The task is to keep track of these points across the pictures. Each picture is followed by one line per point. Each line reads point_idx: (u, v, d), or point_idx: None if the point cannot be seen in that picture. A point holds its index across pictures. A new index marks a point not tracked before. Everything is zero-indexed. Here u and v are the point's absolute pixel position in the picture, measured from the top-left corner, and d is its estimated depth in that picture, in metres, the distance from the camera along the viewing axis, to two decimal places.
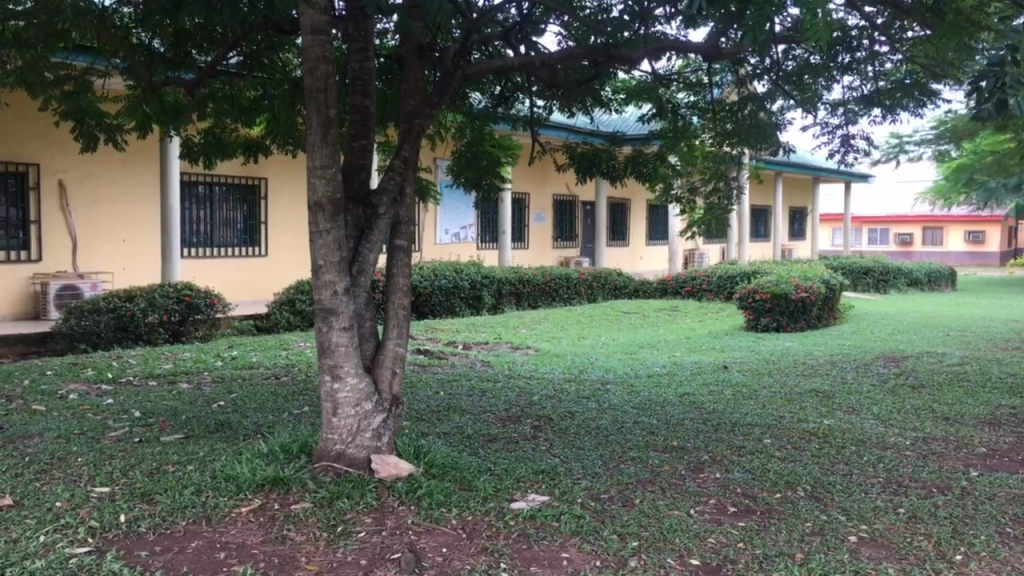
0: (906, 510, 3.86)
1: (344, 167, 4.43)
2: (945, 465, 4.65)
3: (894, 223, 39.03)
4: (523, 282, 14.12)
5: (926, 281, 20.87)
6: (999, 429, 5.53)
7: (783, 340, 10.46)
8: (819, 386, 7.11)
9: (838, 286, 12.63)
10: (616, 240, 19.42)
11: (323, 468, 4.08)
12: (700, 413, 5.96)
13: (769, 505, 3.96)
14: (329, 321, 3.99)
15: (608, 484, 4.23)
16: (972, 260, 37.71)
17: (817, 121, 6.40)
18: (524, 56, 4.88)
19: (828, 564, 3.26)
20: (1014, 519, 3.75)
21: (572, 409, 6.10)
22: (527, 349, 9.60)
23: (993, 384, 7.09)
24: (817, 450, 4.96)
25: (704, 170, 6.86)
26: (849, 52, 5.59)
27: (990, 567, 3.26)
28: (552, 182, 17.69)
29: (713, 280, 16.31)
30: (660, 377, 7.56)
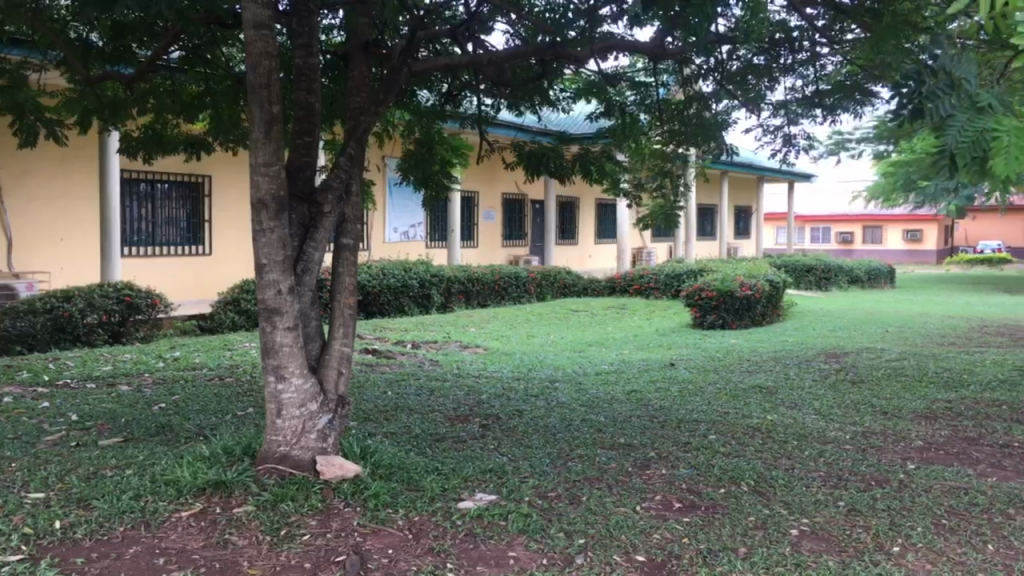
0: (846, 503, 3.94)
1: (289, 164, 4.36)
2: (884, 458, 4.76)
3: (836, 221, 39.93)
4: (472, 280, 14.09)
5: (866, 278, 21.36)
6: (935, 422, 5.68)
7: (729, 337, 10.63)
8: (763, 382, 7.23)
9: (781, 284, 12.86)
10: (565, 238, 19.50)
11: (267, 470, 4.00)
12: (647, 410, 6.02)
13: (713, 500, 4.02)
14: (273, 321, 3.93)
15: (555, 482, 4.25)
16: (911, 258, 38.73)
17: (760, 122, 6.51)
18: (470, 54, 4.86)
19: (769, 557, 3.31)
20: (950, 511, 3.86)
21: (520, 407, 6.11)
22: (476, 348, 9.59)
23: (930, 378, 7.28)
24: (762, 444, 5.04)
25: (651, 169, 6.91)
26: (791, 53, 5.70)
27: (927, 558, 3.34)
28: (500, 180, 17.69)
29: (661, 278, 16.47)
30: (608, 374, 7.61)
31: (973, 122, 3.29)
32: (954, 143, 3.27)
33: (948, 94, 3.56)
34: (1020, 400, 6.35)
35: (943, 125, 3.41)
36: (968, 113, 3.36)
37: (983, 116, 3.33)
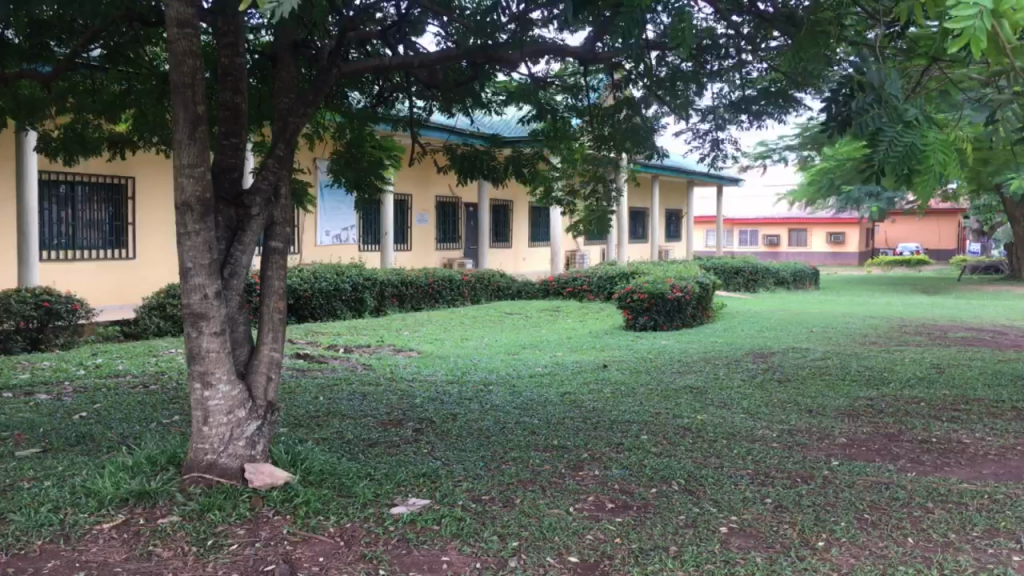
0: (773, 500, 4.03)
1: (215, 166, 4.26)
2: (809, 455, 4.88)
3: (763, 224, 40.89)
4: (405, 283, 14.00)
5: (792, 280, 21.90)
6: (857, 419, 5.85)
7: (660, 338, 10.78)
8: (693, 382, 7.35)
9: (711, 285, 13.11)
10: (499, 241, 19.52)
11: (193, 479, 3.90)
12: (581, 411, 6.07)
13: (645, 500, 4.06)
14: (199, 326, 3.83)
15: (489, 485, 4.24)
16: (834, 260, 39.90)
17: (689, 127, 6.62)
18: (402, 56, 4.84)
19: (699, 555, 3.36)
20: (871, 505, 3.97)
21: (453, 411, 6.09)
22: (410, 352, 9.53)
23: (852, 376, 7.51)
24: (691, 444, 5.13)
25: (584, 173, 6.97)
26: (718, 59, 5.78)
27: (850, 552, 3.43)
28: (433, 183, 17.61)
29: (593, 281, 16.62)
30: (542, 377, 7.64)
31: (892, 138, 3.38)
32: (885, 156, 3.48)
33: (864, 103, 3.67)
34: (936, 397, 6.59)
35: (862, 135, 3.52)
36: (892, 126, 3.47)
37: (907, 130, 3.44)
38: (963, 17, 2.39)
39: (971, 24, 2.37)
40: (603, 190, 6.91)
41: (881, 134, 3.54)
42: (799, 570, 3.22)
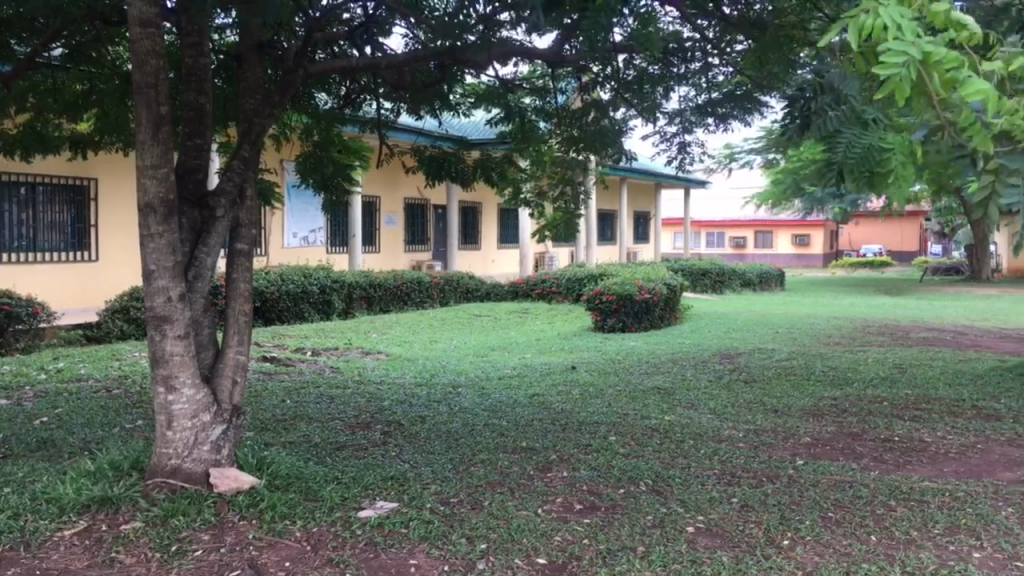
0: (739, 499, 4.07)
1: (179, 167, 4.21)
2: (775, 455, 4.93)
3: (729, 226, 41.27)
4: (374, 286, 13.93)
5: (758, 281, 22.12)
6: (822, 419, 5.93)
7: (628, 339, 10.84)
8: (661, 383, 7.40)
9: (678, 287, 13.20)
10: (467, 243, 19.49)
11: (156, 485, 3.84)
12: (549, 413, 6.08)
13: (613, 500, 4.08)
14: (162, 330, 3.78)
15: (457, 487, 4.23)
16: (800, 262, 40.38)
17: (656, 129, 6.66)
18: (369, 56, 4.83)
19: (667, 555, 3.38)
20: (835, 504, 4.03)
21: (422, 413, 6.07)
22: (378, 354, 9.48)
23: (816, 376, 7.61)
24: (659, 444, 5.16)
25: (553, 176, 6.99)
26: (684, 62, 5.81)
27: (815, 550, 3.47)
28: (401, 185, 17.54)
29: (562, 282, 16.66)
30: (511, 378, 7.65)
31: (854, 142, 3.43)
32: (852, 156, 3.41)
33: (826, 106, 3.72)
34: (898, 396, 6.70)
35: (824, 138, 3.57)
36: (862, 127, 3.50)
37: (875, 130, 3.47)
38: (893, 60, 2.41)
39: (896, 74, 2.39)
40: (572, 192, 6.94)
41: (843, 138, 3.59)
42: (766, 568, 3.25)
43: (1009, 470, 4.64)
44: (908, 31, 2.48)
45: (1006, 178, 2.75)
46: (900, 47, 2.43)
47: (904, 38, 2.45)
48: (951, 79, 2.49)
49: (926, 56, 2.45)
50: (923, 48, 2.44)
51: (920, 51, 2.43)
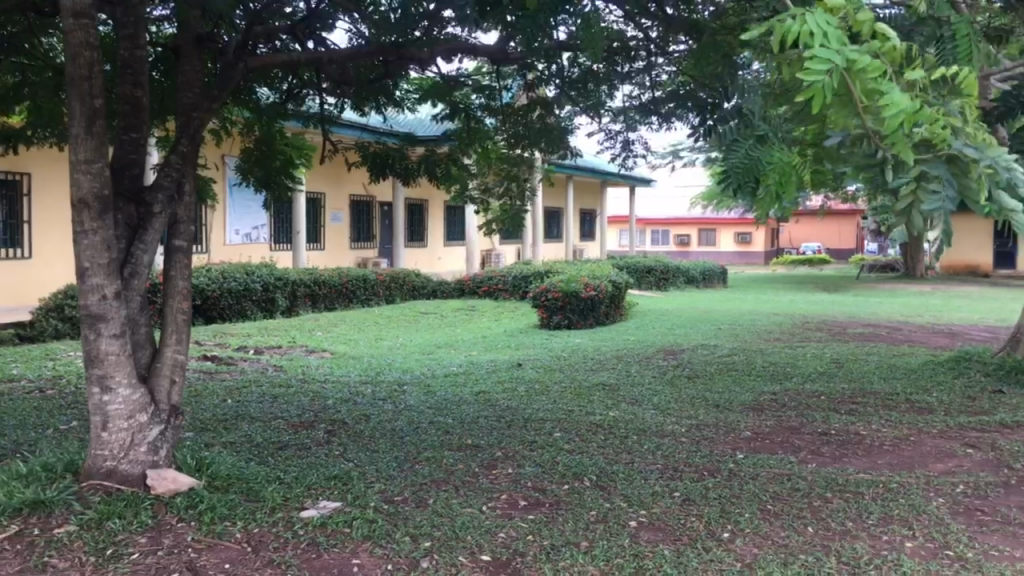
0: (681, 494, 4.12)
1: (114, 162, 4.11)
2: (716, 449, 5.01)
3: (674, 224, 41.77)
4: (318, 283, 13.77)
5: (701, 278, 22.41)
6: (762, 413, 6.03)
7: (574, 336, 10.91)
8: (606, 379, 7.46)
9: (623, 284, 13.32)
10: (413, 240, 19.39)
11: (91, 487, 3.74)
12: (494, 410, 6.08)
13: (557, 496, 4.10)
14: (97, 328, 3.69)
15: (402, 486, 4.21)
16: (742, 260, 41.08)
17: (600, 127, 6.71)
18: (311, 51, 4.80)
19: (610, 549, 3.41)
20: (774, 496, 4.11)
21: (367, 411, 6.03)
22: (323, 352, 9.38)
23: (757, 372, 7.75)
24: (603, 440, 5.20)
25: (498, 173, 7.00)
26: (627, 62, 5.87)
27: (753, 542, 3.53)
28: (346, 182, 17.37)
29: (508, 280, 16.67)
30: (457, 376, 7.64)
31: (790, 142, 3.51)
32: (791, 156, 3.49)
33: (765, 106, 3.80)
34: (835, 390, 6.86)
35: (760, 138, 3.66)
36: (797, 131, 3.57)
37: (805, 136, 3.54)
38: (816, 68, 2.62)
39: (818, 81, 2.60)
40: (517, 189, 6.99)
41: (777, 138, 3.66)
42: (706, 561, 3.30)
43: (940, 462, 4.78)
44: (832, 41, 2.72)
45: (926, 186, 2.62)
46: (826, 53, 2.66)
47: (830, 46, 2.69)
48: (871, 87, 2.65)
49: (850, 63, 2.66)
50: (846, 56, 2.65)
51: (843, 58, 2.65)
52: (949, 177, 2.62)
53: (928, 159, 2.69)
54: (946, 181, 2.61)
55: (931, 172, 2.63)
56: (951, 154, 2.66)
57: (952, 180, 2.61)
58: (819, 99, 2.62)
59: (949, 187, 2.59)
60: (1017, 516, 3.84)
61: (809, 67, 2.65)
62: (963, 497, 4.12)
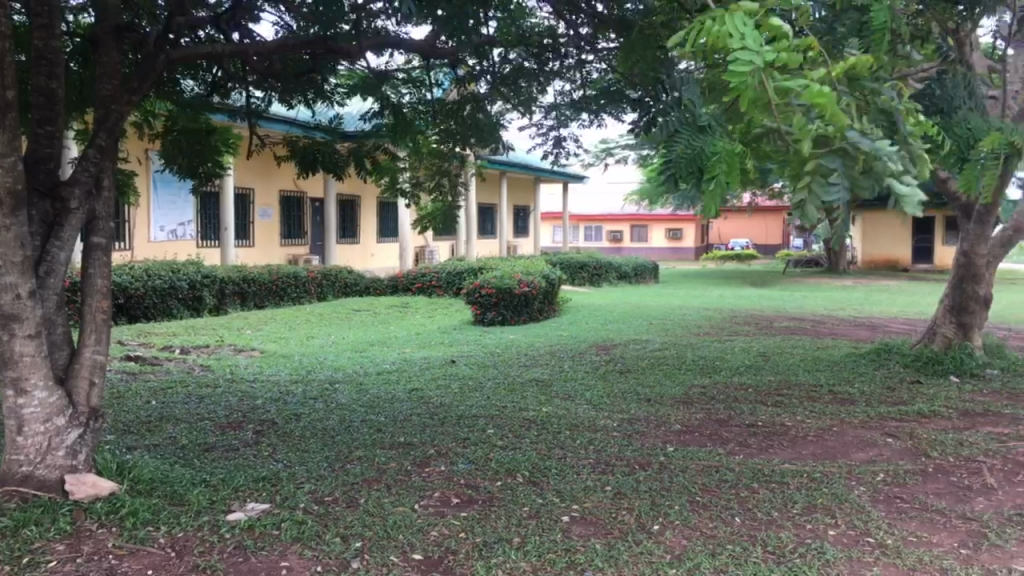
0: (613, 487, 4.16)
1: (28, 156, 3.94)
2: (646, 443, 5.07)
3: (607, 220, 42.17)
4: (247, 281, 13.51)
5: (634, 274, 22.67)
6: (691, 407, 6.13)
7: (508, 332, 10.92)
8: (539, 375, 7.48)
9: (557, 280, 13.40)
10: (345, 237, 19.15)
11: (5, 494, 3.59)
12: (427, 407, 6.05)
13: (489, 493, 4.09)
14: (10, 329, 3.54)
15: (332, 486, 4.15)
16: (673, 256, 41.73)
17: (532, 123, 6.72)
18: (237, 43, 4.67)
19: (542, 545, 3.42)
20: (703, 488, 4.17)
21: (297, 411, 5.93)
22: (252, 351, 9.20)
23: (687, 366, 7.88)
24: (536, 436, 5.21)
25: (429, 168, 7.00)
26: (556, 58, 5.86)
27: (683, 534, 3.58)
28: (275, 176, 17.05)
29: (442, 276, 16.60)
30: (390, 373, 7.57)
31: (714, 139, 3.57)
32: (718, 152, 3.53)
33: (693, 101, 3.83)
34: (761, 382, 7.02)
35: (688, 134, 3.70)
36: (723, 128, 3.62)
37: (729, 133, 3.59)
38: (741, 67, 2.65)
39: (746, 80, 2.63)
40: (448, 183, 7.04)
41: (704, 134, 3.68)
42: (636, 554, 3.34)
43: (861, 451, 4.92)
44: (749, 40, 2.72)
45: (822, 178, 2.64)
46: (747, 55, 2.69)
47: (750, 47, 2.70)
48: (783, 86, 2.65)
49: (770, 63, 2.69)
50: (767, 55, 2.69)
51: (763, 57, 2.68)
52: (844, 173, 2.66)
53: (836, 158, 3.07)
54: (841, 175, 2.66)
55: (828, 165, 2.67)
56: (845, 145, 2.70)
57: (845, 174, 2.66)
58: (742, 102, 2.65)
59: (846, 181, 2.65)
60: (934, 503, 3.98)
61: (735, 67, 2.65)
62: (882, 485, 4.25)
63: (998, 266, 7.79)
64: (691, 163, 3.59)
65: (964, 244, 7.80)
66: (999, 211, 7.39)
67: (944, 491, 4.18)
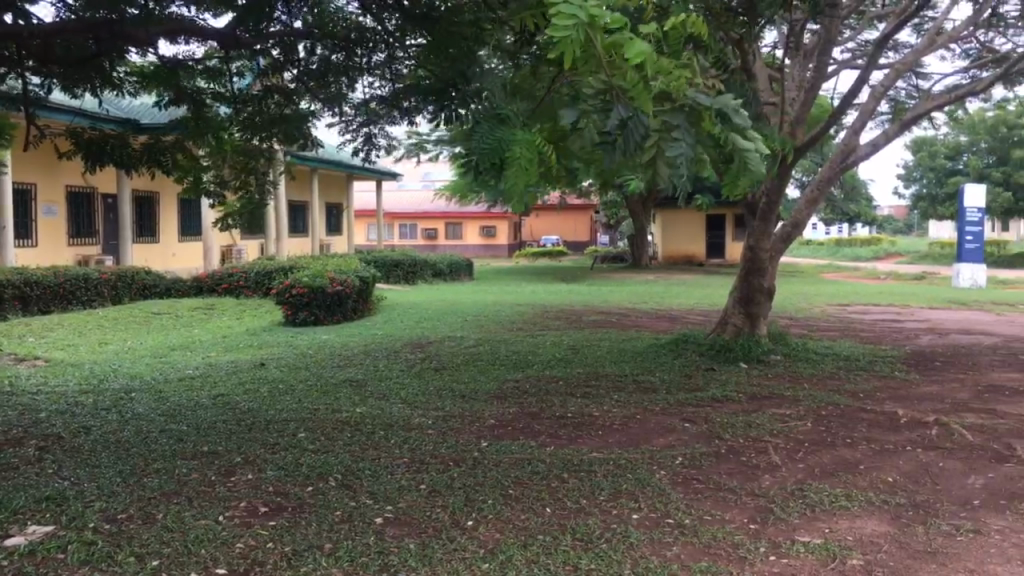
0: (427, 486, 4.14)
1: None
2: (461, 439, 5.08)
3: (421, 218, 42.17)
4: (30, 283, 12.39)
5: (449, 271, 22.76)
6: (506, 401, 6.21)
7: (320, 333, 10.66)
8: (353, 375, 7.34)
9: (371, 279, 13.21)
10: (143, 236, 17.97)
11: None
12: (234, 413, 5.77)
13: (301, 499, 3.96)
14: None
15: (126, 502, 3.86)
16: (487, 253, 42.36)
17: (341, 118, 6.55)
18: (8, 24, 4.29)
19: (354, 549, 3.35)
20: (515, 481, 4.23)
21: (87, 423, 5.48)
22: (35, 360, 8.44)
23: (501, 361, 8.00)
24: (349, 438, 5.10)
25: (237, 163, 6.77)
26: (365, 54, 5.71)
27: (495, 528, 3.61)
28: (61, 171, 15.75)
29: (250, 276, 15.95)
30: (192, 379, 7.16)
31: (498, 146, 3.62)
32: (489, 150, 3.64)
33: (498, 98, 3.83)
34: (571, 375, 7.24)
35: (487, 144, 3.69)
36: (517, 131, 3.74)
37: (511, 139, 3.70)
38: (565, 22, 3.05)
39: (568, 33, 3.03)
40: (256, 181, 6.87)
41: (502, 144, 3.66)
42: (450, 551, 3.34)
43: (661, 437, 5.18)
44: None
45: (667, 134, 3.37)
46: (572, 10, 3.08)
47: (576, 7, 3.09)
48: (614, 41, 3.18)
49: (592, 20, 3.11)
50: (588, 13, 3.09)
51: (586, 16, 3.09)
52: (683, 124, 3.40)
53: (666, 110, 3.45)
54: (682, 128, 3.39)
55: (670, 121, 3.40)
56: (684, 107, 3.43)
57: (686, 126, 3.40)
58: (571, 53, 3.05)
59: (687, 136, 3.38)
60: (727, 482, 4.26)
61: (557, 26, 3.05)
62: (680, 469, 4.49)
63: (780, 260, 8.48)
64: (509, 153, 3.63)
65: (750, 239, 8.39)
66: (780, 204, 7.99)
67: (734, 471, 4.48)
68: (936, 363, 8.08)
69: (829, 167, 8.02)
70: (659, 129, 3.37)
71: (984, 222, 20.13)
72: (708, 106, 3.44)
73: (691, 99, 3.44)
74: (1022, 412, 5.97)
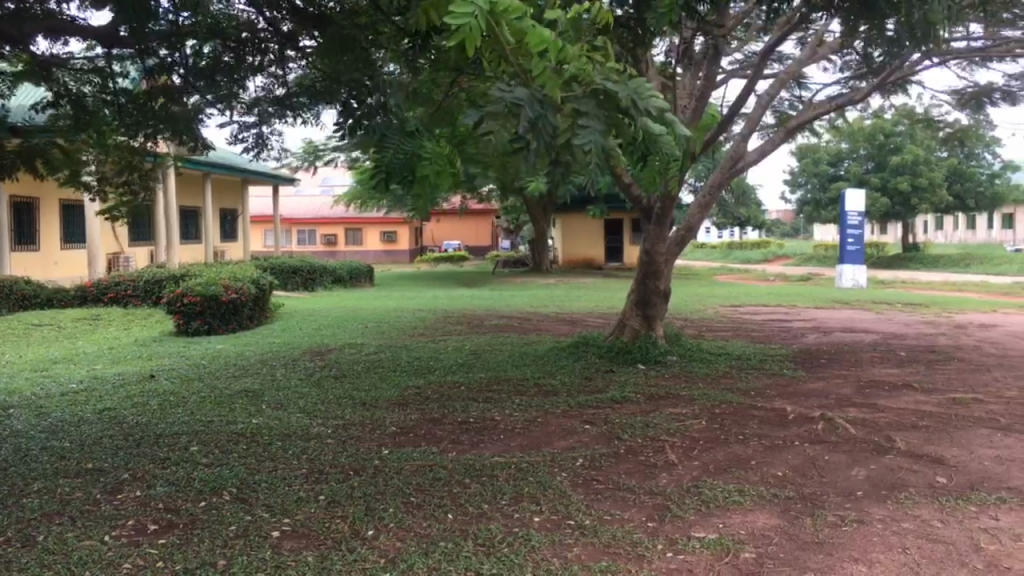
0: (326, 497, 4.05)
1: None
2: (361, 447, 5.01)
3: (319, 224, 41.48)
4: None
5: (349, 277, 22.41)
6: (407, 408, 6.15)
7: (213, 342, 10.33)
8: (249, 386, 7.12)
9: (268, 287, 12.90)
10: (22, 243, 17.06)
11: None
12: (122, 428, 5.53)
13: (193, 515, 3.82)
14: None
15: (3, 526, 3.64)
16: (386, 258, 42.00)
17: (233, 119, 6.39)
18: None
19: (249, 565, 3.24)
20: (416, 489, 4.19)
21: None
22: None
23: (401, 367, 7.93)
24: (245, 450, 4.95)
25: (117, 162, 6.63)
26: (254, 55, 5.60)
27: (396, 536, 3.57)
28: None
29: (139, 285, 15.30)
30: (77, 394, 6.82)
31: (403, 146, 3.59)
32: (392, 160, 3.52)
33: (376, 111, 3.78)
34: (472, 380, 7.24)
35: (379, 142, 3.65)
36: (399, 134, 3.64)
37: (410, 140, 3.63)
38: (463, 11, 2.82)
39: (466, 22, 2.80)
40: (138, 181, 6.74)
41: (387, 140, 3.63)
42: (349, 562, 3.27)
43: (562, 439, 5.23)
44: None
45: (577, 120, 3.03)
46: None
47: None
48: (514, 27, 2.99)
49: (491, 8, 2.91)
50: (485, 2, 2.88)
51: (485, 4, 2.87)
52: (596, 111, 3.06)
53: (577, 95, 3.12)
54: (594, 115, 3.05)
55: (581, 107, 3.06)
56: (597, 91, 3.11)
57: (598, 114, 3.06)
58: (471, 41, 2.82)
59: (596, 122, 3.03)
60: (625, 483, 4.32)
61: (455, 14, 2.84)
62: (580, 470, 4.54)
63: (675, 263, 8.69)
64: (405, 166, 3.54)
65: (646, 242, 8.57)
66: (675, 207, 8.22)
67: (633, 471, 4.55)
68: (822, 361, 8.43)
69: (720, 173, 8.27)
70: (565, 116, 3.04)
71: (864, 224, 20.95)
72: (621, 90, 3.07)
73: (604, 84, 3.11)
74: (900, 405, 6.28)
